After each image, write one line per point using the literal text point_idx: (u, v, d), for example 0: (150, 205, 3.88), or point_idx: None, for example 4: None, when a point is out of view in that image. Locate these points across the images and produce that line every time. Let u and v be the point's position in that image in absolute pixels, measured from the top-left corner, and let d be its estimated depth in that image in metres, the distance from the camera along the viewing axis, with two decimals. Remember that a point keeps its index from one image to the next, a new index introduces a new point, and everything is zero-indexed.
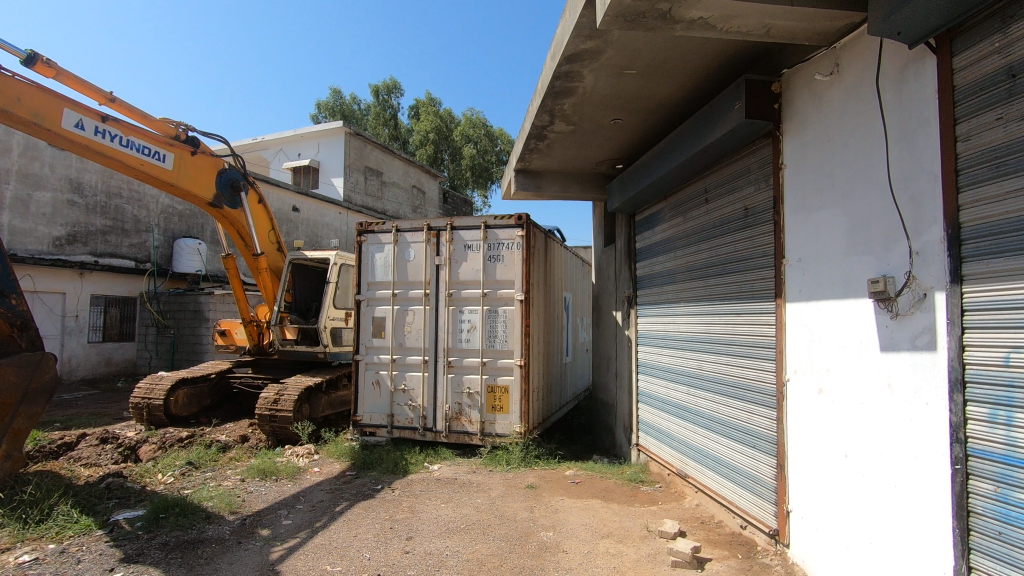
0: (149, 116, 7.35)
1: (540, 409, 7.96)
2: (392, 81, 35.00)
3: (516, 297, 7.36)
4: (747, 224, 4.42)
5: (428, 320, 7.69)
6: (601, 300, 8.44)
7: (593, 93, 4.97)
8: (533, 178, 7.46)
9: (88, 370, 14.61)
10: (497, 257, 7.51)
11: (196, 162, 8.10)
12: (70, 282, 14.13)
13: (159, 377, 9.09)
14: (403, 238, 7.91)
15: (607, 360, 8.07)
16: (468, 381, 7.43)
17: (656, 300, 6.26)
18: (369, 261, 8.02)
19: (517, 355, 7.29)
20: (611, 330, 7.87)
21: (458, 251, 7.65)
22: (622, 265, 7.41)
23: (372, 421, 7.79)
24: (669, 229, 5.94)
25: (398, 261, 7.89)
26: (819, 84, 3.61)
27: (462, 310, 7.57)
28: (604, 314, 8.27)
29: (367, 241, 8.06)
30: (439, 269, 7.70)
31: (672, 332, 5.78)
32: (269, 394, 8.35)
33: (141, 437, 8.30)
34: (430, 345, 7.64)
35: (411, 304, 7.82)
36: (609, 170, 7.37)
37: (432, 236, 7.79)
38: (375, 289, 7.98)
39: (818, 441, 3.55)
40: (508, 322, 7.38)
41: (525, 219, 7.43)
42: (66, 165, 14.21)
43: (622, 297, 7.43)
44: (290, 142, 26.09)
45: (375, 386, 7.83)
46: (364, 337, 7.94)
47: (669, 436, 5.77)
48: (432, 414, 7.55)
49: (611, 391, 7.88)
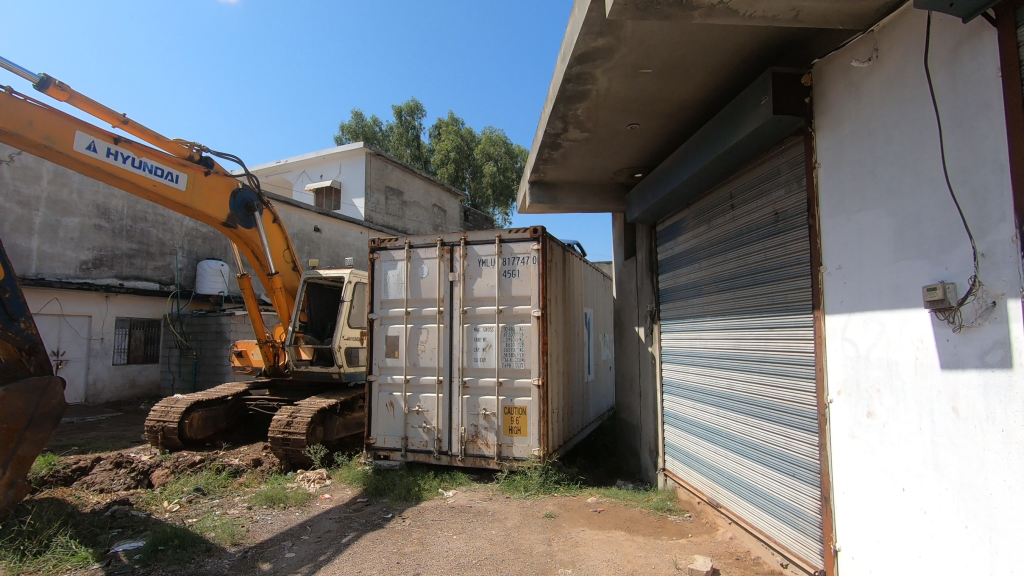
0: (163, 137, 7.34)
1: (561, 431, 7.59)
2: (414, 102, 35.45)
3: (533, 313, 7.05)
4: (777, 230, 4.06)
5: (442, 339, 7.43)
6: (624, 316, 8.07)
7: (608, 96, 4.70)
8: (549, 190, 7.19)
9: (113, 392, 14.73)
10: (513, 272, 7.24)
11: (210, 183, 8.06)
12: (96, 305, 14.33)
13: (175, 399, 9.00)
14: (417, 255, 7.69)
15: (630, 379, 7.67)
16: (484, 402, 7.12)
17: (681, 315, 5.88)
18: (382, 279, 7.83)
19: (535, 375, 6.96)
20: (634, 347, 7.49)
21: (472, 267, 7.40)
22: (644, 278, 7.04)
23: (386, 444, 7.52)
24: (692, 239, 5.59)
25: (412, 279, 7.67)
26: (856, 73, 3.27)
27: (478, 328, 7.28)
28: (626, 331, 7.89)
29: (380, 258, 7.88)
30: (453, 286, 7.45)
31: (699, 349, 5.38)
32: (282, 416, 8.16)
33: (155, 462, 8.18)
34: (444, 364, 7.36)
35: (425, 322, 7.57)
36: (628, 180, 7.06)
37: (445, 252, 7.56)
38: (389, 307, 7.77)
39: (869, 471, 3.13)
40: (525, 340, 7.07)
41: (541, 232, 7.15)
42: (93, 190, 14.51)
43: (644, 313, 7.06)
44: (312, 164, 26.50)
45: (389, 408, 7.58)
46: (378, 357, 7.72)
47: (698, 462, 5.34)
48: (447, 437, 7.24)
49: (635, 411, 7.47)
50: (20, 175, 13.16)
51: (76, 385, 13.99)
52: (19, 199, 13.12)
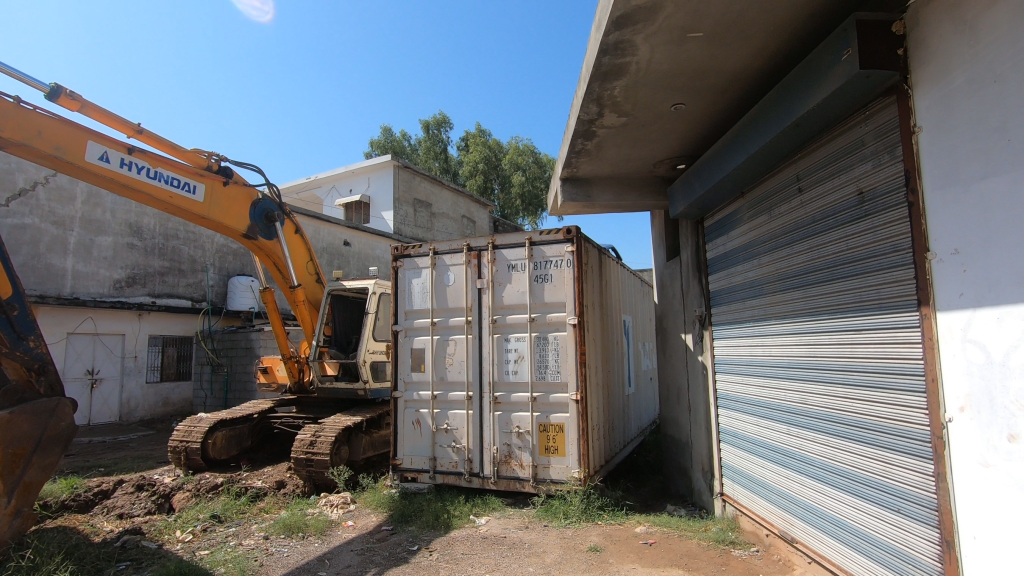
0: (179, 147, 7.09)
1: (602, 450, 6.95)
2: (441, 115, 35.46)
3: (568, 321, 6.46)
4: (862, 213, 3.40)
5: (471, 351, 6.90)
6: (667, 322, 7.39)
7: (649, 70, 4.13)
8: (582, 187, 6.63)
9: (146, 410, 14.72)
10: (544, 277, 6.67)
11: (228, 193, 7.79)
12: (129, 323, 14.38)
13: (198, 418, 8.71)
14: (441, 261, 7.21)
15: (677, 392, 6.99)
16: (518, 419, 6.54)
17: (737, 318, 5.21)
18: (406, 288, 7.37)
19: (572, 389, 6.35)
20: (680, 357, 6.81)
21: (501, 272, 6.87)
22: (690, 280, 6.39)
23: (413, 465, 7.00)
24: (748, 234, 4.93)
25: (437, 287, 7.19)
26: (971, 8, 2.62)
27: (508, 339, 6.73)
28: (671, 338, 7.21)
29: (403, 267, 7.43)
30: (481, 293, 6.92)
31: (762, 357, 4.70)
32: (305, 435, 7.77)
33: (177, 484, 7.87)
34: (473, 378, 6.83)
35: (452, 333, 7.06)
36: (669, 173, 6.45)
37: (471, 257, 7.05)
38: (413, 318, 7.30)
39: (1013, 510, 2.43)
40: (560, 350, 6.48)
41: (575, 232, 6.57)
42: (126, 210, 14.64)
43: (692, 318, 6.39)
44: (342, 179, 26.64)
45: (415, 426, 7.08)
46: (403, 372, 7.25)
47: (765, 488, 4.63)
48: (478, 457, 6.68)
49: (684, 428, 6.77)
50: (55, 197, 13.35)
51: (111, 404, 14.02)
52: (53, 220, 13.27)
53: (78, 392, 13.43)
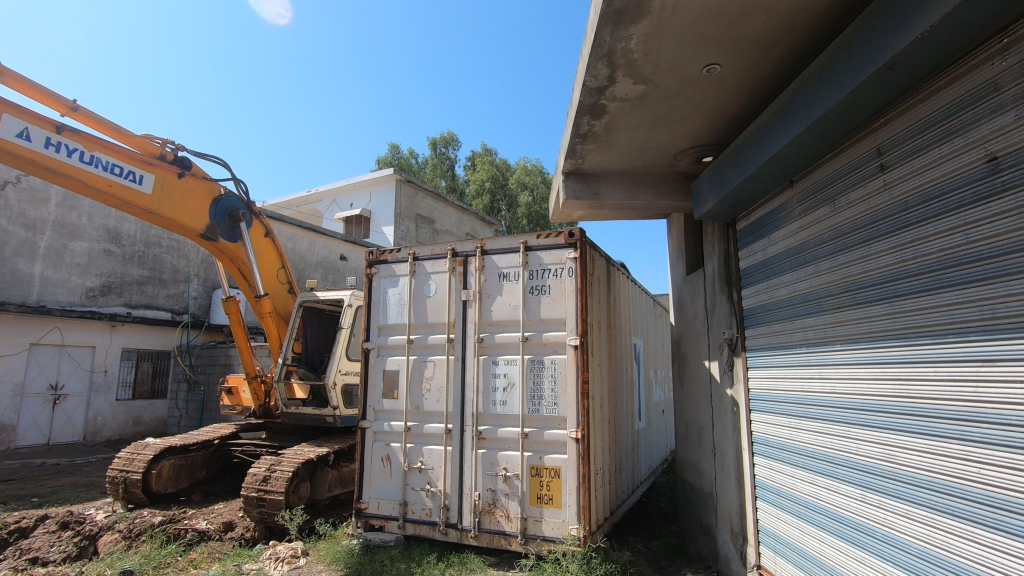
0: (124, 130, 6.20)
1: (608, 498, 5.81)
2: (448, 133, 34.96)
3: (569, 342, 5.35)
4: (999, 190, 2.42)
5: (452, 376, 5.80)
6: (687, 347, 6.26)
7: (677, 8, 3.12)
8: (588, 182, 5.60)
9: (114, 430, 13.64)
10: (542, 288, 5.58)
11: (184, 187, 6.88)
12: (100, 335, 13.40)
13: (145, 444, 7.62)
14: (422, 269, 6.18)
15: (698, 429, 5.83)
16: (504, 459, 5.41)
17: (780, 342, 4.12)
18: (381, 300, 6.33)
19: (572, 425, 5.21)
20: (702, 388, 5.69)
21: (490, 281, 5.80)
22: (718, 296, 5.29)
23: (380, 511, 5.86)
24: (796, 237, 3.92)
25: (415, 299, 6.14)
26: None
27: (497, 362, 5.63)
28: (691, 366, 6.09)
29: (378, 274, 6.41)
30: (466, 307, 5.84)
31: (818, 393, 3.64)
32: (259, 467, 6.69)
33: (108, 523, 6.75)
34: (455, 408, 5.71)
35: (431, 353, 5.98)
36: (692, 167, 5.41)
37: (457, 263, 6.01)
38: (387, 335, 6.23)
39: None
40: (558, 377, 5.35)
41: (579, 235, 5.50)
42: (105, 214, 13.81)
43: (719, 343, 5.28)
44: (344, 193, 25.94)
45: (384, 463, 5.96)
46: (373, 398, 6.17)
47: (826, 570, 3.51)
48: (456, 504, 5.53)
49: (705, 474, 5.62)
50: (27, 198, 12.52)
51: (74, 422, 12.96)
52: (23, 222, 12.42)
53: (38, 408, 12.39)
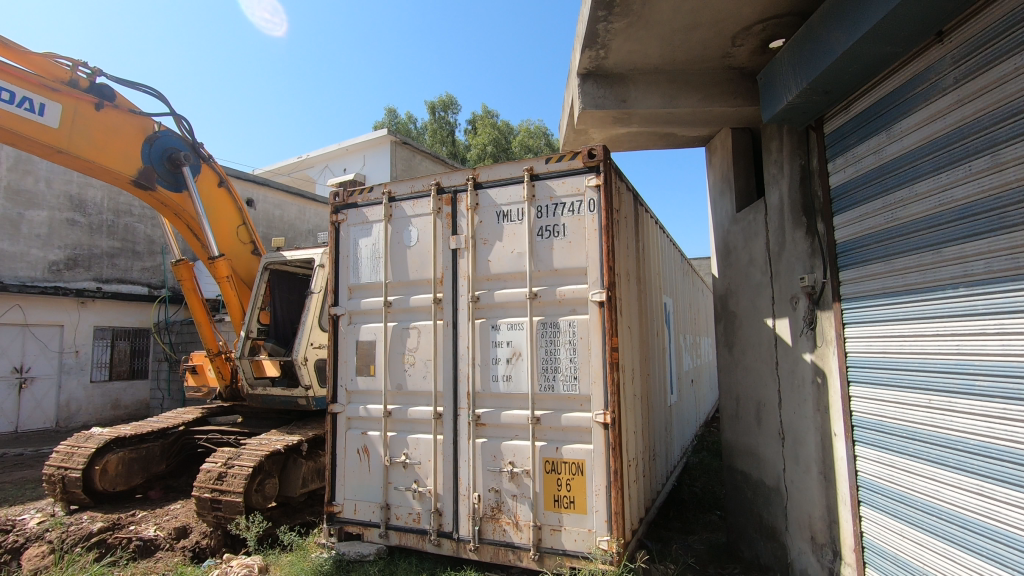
0: (10, 44, 4.86)
1: (642, 495, 4.63)
2: (448, 97, 33.19)
3: (592, 297, 4.04)
4: None
5: (441, 346, 4.54)
6: (739, 303, 4.95)
7: None
8: (612, 87, 4.22)
9: (91, 415, 12.62)
10: (553, 229, 4.24)
11: (104, 121, 5.55)
12: (67, 313, 12.26)
13: (88, 435, 6.49)
14: (399, 212, 4.86)
15: (758, 404, 4.58)
16: (510, 451, 4.19)
17: (911, 285, 2.84)
18: (351, 254, 5.04)
19: (600, 406, 3.96)
20: (766, 354, 4.42)
21: (486, 224, 4.49)
22: (791, 233, 3.97)
23: (358, 516, 4.71)
24: (943, 121, 2.61)
25: (392, 250, 4.84)
26: None
27: (498, 327, 4.35)
28: (746, 327, 4.81)
29: (346, 222, 5.11)
30: (457, 257, 4.55)
31: (1000, 356, 2.38)
32: (215, 462, 5.54)
33: (40, 531, 5.65)
34: (445, 387, 4.48)
35: (415, 319, 4.72)
36: (753, 58, 4.00)
37: (443, 203, 4.68)
38: (360, 297, 4.97)
39: None
40: (578, 344, 4.07)
41: (603, 154, 4.12)
42: (65, 179, 12.52)
43: (791, 294, 3.99)
44: (337, 159, 24.50)
45: (361, 457, 4.78)
46: (345, 375, 4.95)
47: None
48: (450, 508, 4.34)
49: (769, 462, 4.40)
50: None
51: (45, 407, 11.94)
52: None
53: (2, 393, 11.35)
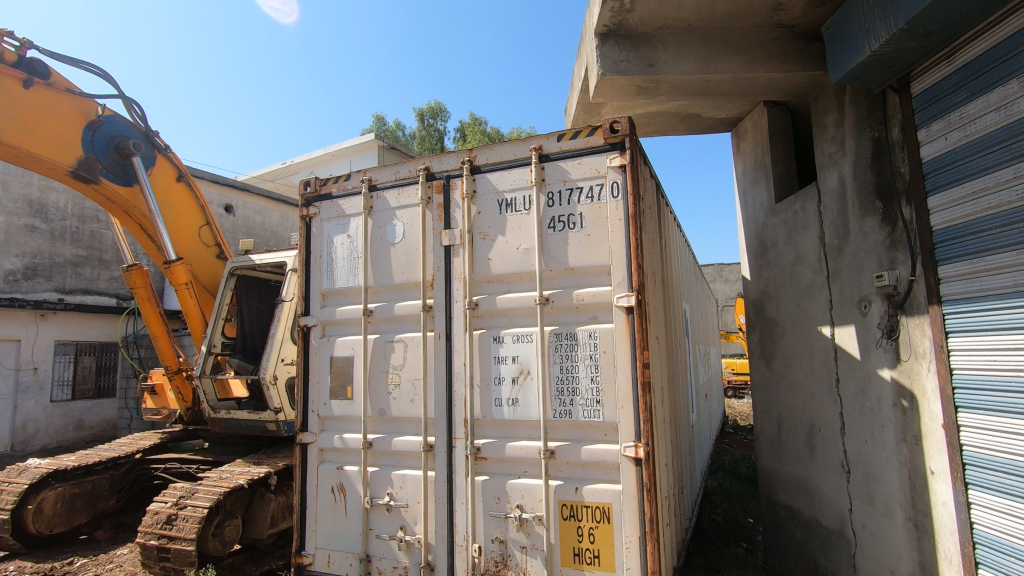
0: None
1: (674, 539, 3.88)
2: (437, 104, 32.54)
3: (617, 302, 3.30)
4: None
5: (432, 363, 3.77)
6: (782, 309, 4.22)
7: None
8: (636, 49, 3.50)
9: (51, 437, 11.61)
10: (568, 220, 3.49)
11: (34, 102, 4.79)
12: (25, 327, 11.25)
13: (23, 468, 5.64)
14: (381, 203, 4.09)
15: (811, 428, 3.86)
16: (518, 492, 3.41)
17: None
18: (324, 253, 4.27)
19: (629, 436, 3.20)
20: (822, 368, 3.70)
21: (484, 215, 3.73)
22: (858, 223, 3.28)
23: (331, 569, 3.90)
24: None
25: (372, 248, 4.07)
26: None
27: (501, 340, 3.59)
28: (792, 337, 4.10)
29: (319, 216, 4.33)
30: (451, 255, 3.79)
31: None
32: (165, 502, 4.68)
33: None
34: (437, 413, 3.70)
35: (400, 331, 3.94)
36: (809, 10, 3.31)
37: (432, 191, 3.93)
38: (334, 304, 4.19)
39: None
40: (601, 360, 3.32)
41: (628, 128, 3.37)
42: (24, 182, 11.63)
43: (860, 297, 3.29)
44: (322, 165, 23.71)
45: (336, 497, 3.98)
46: (316, 399, 4.16)
47: None
48: (444, 562, 3.55)
49: (828, 499, 3.67)
50: None
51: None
52: None
53: None
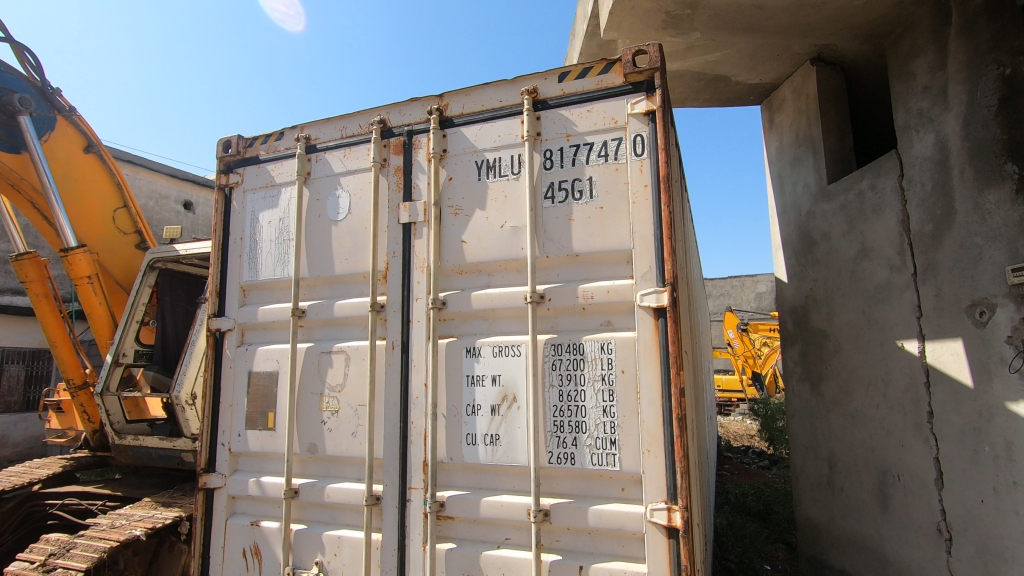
0: None
1: None
2: None
3: (641, 301, 2.34)
4: None
5: (381, 383, 2.76)
6: (838, 318, 3.31)
7: None
8: None
9: None
10: (571, 189, 2.53)
11: None
12: None
13: None
14: (321, 168, 3.08)
15: (884, 476, 2.93)
16: (497, 570, 2.40)
17: None
18: (246, 235, 3.24)
19: (658, 494, 2.22)
20: (907, 398, 2.79)
21: (458, 182, 2.76)
22: (976, 198, 2.45)
23: None
24: None
25: (309, 228, 3.05)
26: None
27: (476, 353, 2.59)
28: (853, 355, 3.18)
29: (241, 186, 3.30)
30: (412, 237, 2.80)
31: None
32: (31, 562, 3.59)
33: None
34: (386, 452, 2.69)
35: (341, 338, 2.92)
36: None
37: (389, 151, 2.93)
38: (258, 303, 3.16)
39: None
40: (617, 383, 2.35)
41: (659, 59, 2.43)
42: None
43: (976, 298, 2.43)
44: None
45: (249, 566, 2.92)
46: (228, 428, 3.10)
47: None
48: None
49: (914, 573, 2.74)
50: None
51: None
52: None
53: None
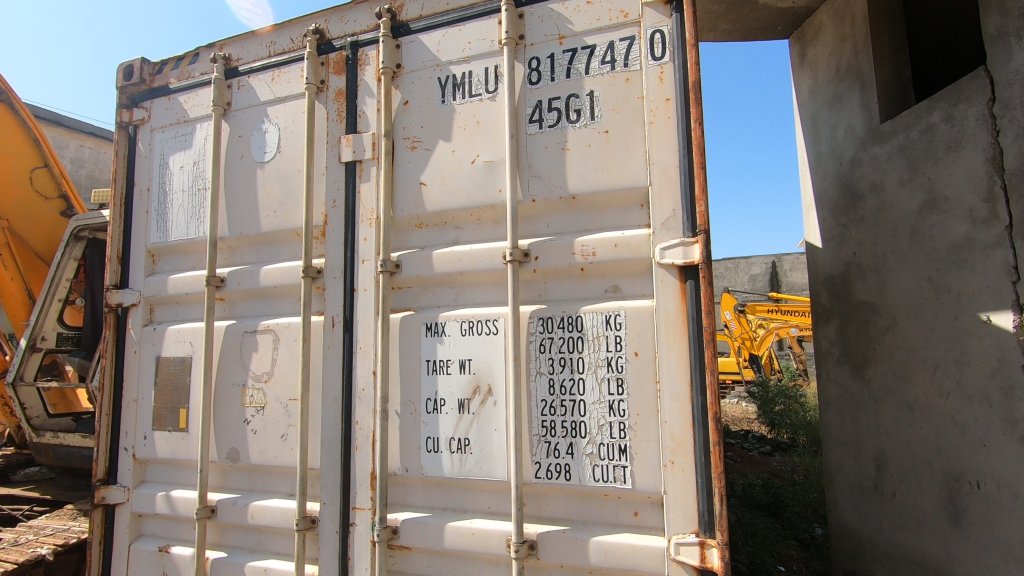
0: None
1: None
2: None
3: (661, 258, 1.70)
4: None
5: (318, 371, 2.11)
6: (892, 288, 2.69)
7: None
8: None
9: None
10: (566, 109, 1.88)
11: None
12: None
13: None
14: (243, 97, 2.39)
15: (957, 483, 2.35)
16: None
17: None
18: (153, 185, 2.56)
19: (684, 523, 1.61)
20: (995, 386, 2.20)
21: (416, 106, 2.09)
22: None
23: None
24: None
25: (229, 173, 2.38)
26: None
27: (440, 331, 1.95)
28: (914, 332, 2.58)
29: (148, 123, 2.60)
30: (356, 180, 2.14)
31: None
32: None
33: None
34: (324, 461, 2.05)
35: (269, 314, 2.27)
36: None
37: (328, 70, 2.24)
38: (168, 270, 2.50)
39: None
40: (628, 369, 1.72)
41: None
42: None
43: None
44: None
45: None
46: (132, 428, 2.45)
47: None
48: None
49: None
50: None
51: None
52: None
53: None
